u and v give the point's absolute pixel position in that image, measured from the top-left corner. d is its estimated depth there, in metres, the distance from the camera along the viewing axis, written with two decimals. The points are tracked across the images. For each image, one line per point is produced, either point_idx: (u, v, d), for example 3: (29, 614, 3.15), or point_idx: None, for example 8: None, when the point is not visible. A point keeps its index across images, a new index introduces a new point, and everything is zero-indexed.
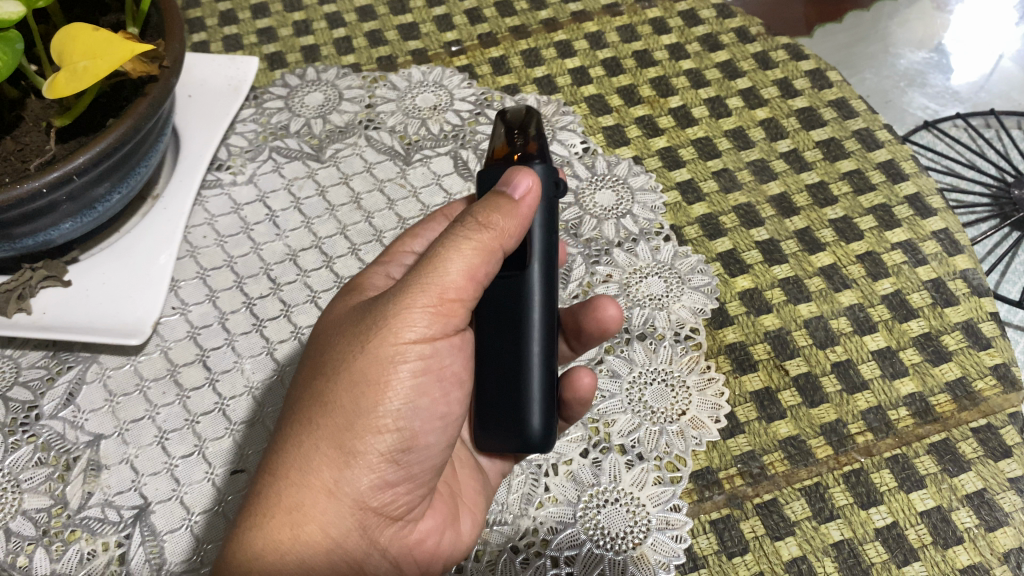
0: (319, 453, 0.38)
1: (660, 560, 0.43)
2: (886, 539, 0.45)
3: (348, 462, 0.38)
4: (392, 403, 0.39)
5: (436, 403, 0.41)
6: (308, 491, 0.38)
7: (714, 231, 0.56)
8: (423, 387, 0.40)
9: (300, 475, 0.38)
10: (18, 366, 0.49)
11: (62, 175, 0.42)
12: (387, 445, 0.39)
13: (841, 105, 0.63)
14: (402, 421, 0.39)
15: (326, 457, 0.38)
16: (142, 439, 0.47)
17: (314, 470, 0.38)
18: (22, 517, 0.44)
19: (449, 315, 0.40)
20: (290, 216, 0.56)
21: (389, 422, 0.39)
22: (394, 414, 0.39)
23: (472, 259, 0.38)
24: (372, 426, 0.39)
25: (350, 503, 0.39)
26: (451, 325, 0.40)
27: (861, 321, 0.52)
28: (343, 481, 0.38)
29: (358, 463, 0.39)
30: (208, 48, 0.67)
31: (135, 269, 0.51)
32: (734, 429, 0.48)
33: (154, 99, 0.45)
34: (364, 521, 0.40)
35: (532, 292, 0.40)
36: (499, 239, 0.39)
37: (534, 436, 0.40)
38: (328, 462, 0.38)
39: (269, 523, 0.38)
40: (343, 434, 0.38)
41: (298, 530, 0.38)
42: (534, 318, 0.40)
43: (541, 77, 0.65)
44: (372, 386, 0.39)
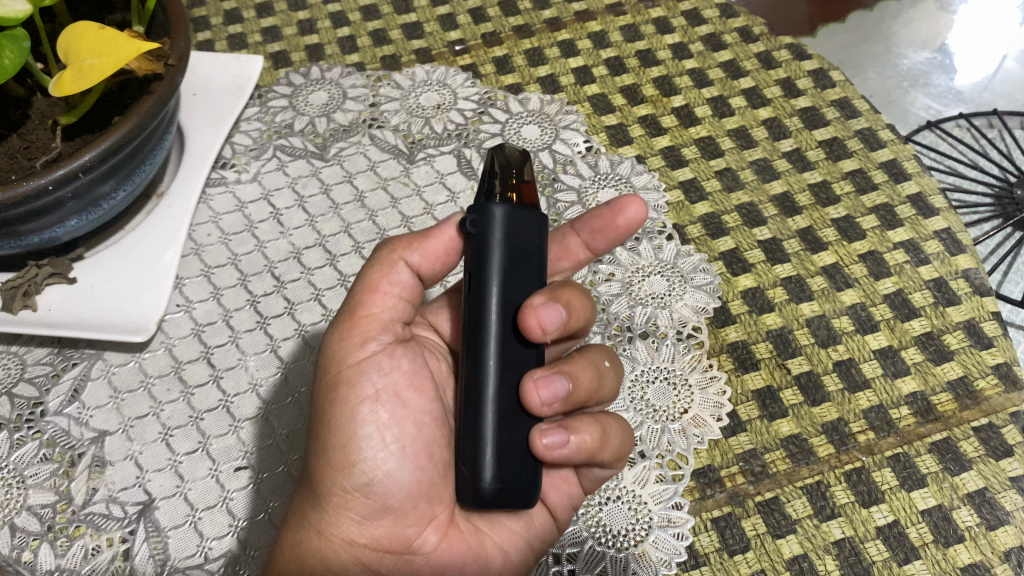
0: (302, 499, 0.41)
1: (663, 557, 0.43)
2: (887, 538, 0.45)
3: (322, 504, 0.40)
4: (337, 440, 0.40)
5: (388, 427, 0.41)
6: (300, 534, 0.40)
7: (716, 230, 0.56)
8: (371, 417, 0.41)
9: (296, 521, 0.41)
10: (24, 363, 0.49)
11: (68, 172, 0.42)
12: (349, 479, 0.40)
13: (844, 104, 0.63)
14: (354, 454, 0.40)
15: (306, 503, 0.41)
16: (147, 435, 0.47)
17: (301, 515, 0.41)
18: (27, 513, 0.44)
19: (368, 334, 0.42)
20: (294, 214, 0.56)
21: (340, 457, 0.40)
22: (343, 449, 0.40)
23: (375, 273, 0.42)
24: (328, 466, 0.40)
25: (338, 541, 0.40)
26: (377, 345, 0.42)
27: (864, 320, 0.52)
28: (326, 522, 0.40)
29: (330, 502, 0.40)
30: (212, 47, 0.68)
31: (140, 266, 0.51)
32: (736, 427, 0.48)
33: (159, 97, 0.45)
34: (360, 555, 0.40)
35: (481, 340, 0.37)
36: (409, 250, 0.42)
37: (486, 492, 0.36)
38: (309, 506, 0.41)
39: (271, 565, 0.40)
40: (310, 480, 0.41)
41: (299, 568, 0.39)
42: (489, 366, 0.37)
43: (545, 77, 0.65)
44: (319, 430, 0.41)
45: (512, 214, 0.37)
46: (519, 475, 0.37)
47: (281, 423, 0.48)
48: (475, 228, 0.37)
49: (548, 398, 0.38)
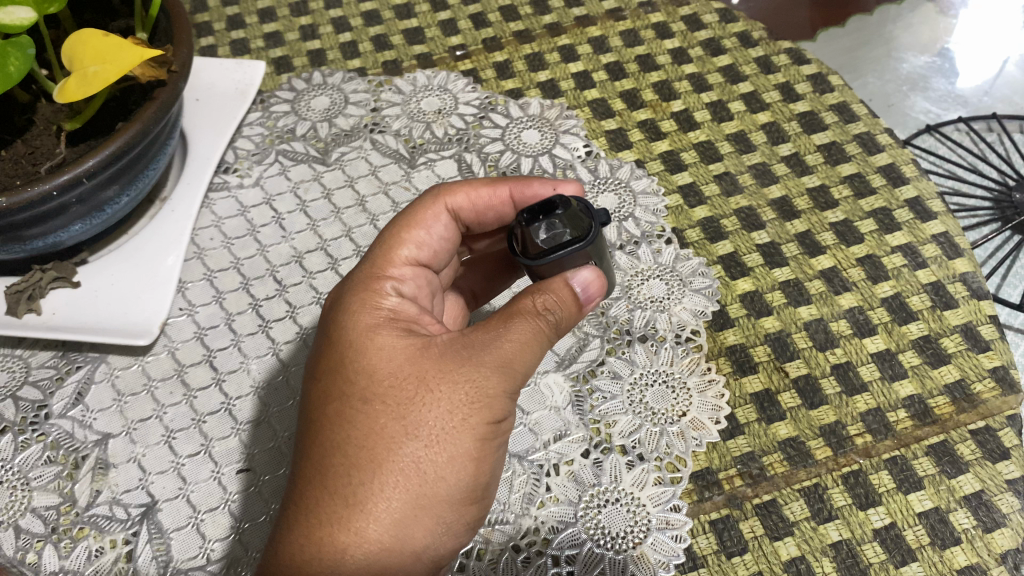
0: (413, 519, 0.37)
1: (661, 560, 0.44)
2: (884, 540, 0.45)
3: (440, 530, 0.38)
4: (481, 475, 0.39)
5: (498, 462, 0.41)
6: (402, 555, 0.37)
7: (715, 234, 0.57)
8: (498, 453, 0.40)
9: (398, 539, 0.37)
10: (28, 366, 0.50)
11: (72, 178, 0.43)
12: (472, 515, 0.39)
13: (843, 108, 0.63)
14: (483, 490, 0.40)
15: (422, 524, 0.37)
16: (150, 438, 0.47)
17: (410, 534, 0.37)
18: (31, 514, 0.45)
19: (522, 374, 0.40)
20: (296, 218, 0.57)
21: (476, 493, 0.39)
22: (481, 484, 0.39)
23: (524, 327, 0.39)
24: (464, 499, 0.38)
25: (432, 567, 0.39)
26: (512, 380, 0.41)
27: (861, 324, 0.53)
28: (434, 548, 0.38)
29: (447, 530, 0.38)
30: (216, 52, 0.68)
31: (143, 270, 0.52)
32: (734, 430, 0.49)
33: (162, 103, 0.46)
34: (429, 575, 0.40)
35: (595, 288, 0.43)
36: (560, 327, 0.40)
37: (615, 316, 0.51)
38: (422, 530, 0.37)
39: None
40: (438, 504, 0.37)
41: None
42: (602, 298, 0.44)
43: (545, 82, 0.65)
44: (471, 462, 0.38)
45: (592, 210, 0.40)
46: None
47: (282, 426, 0.48)
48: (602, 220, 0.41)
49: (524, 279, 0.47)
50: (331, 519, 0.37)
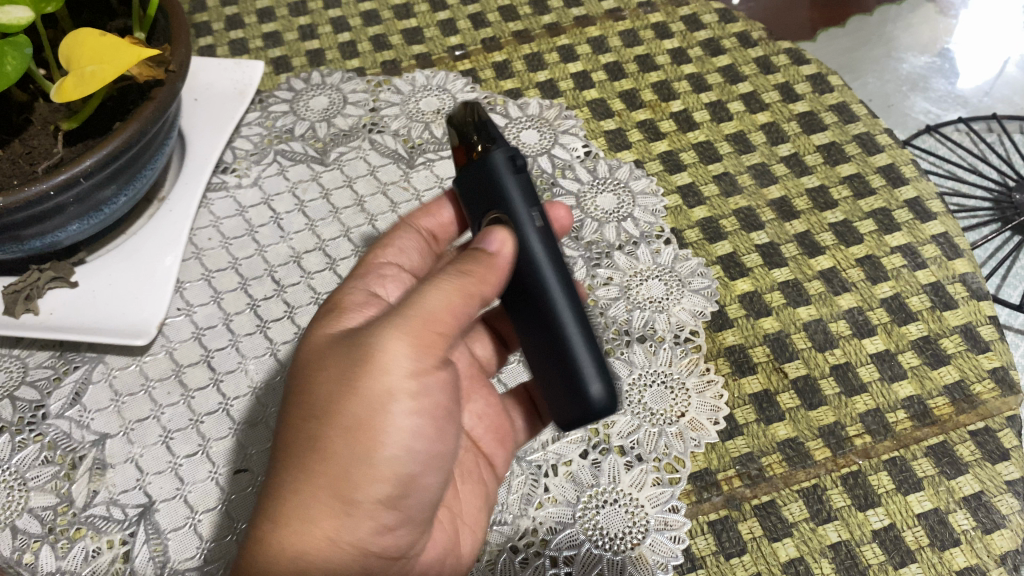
0: (316, 501, 0.37)
1: (660, 561, 0.43)
2: (883, 541, 0.45)
3: (348, 511, 0.37)
4: (388, 449, 0.37)
5: (428, 441, 0.39)
6: (310, 539, 0.36)
7: (714, 234, 0.57)
8: (421, 430, 0.38)
9: (300, 522, 0.36)
10: (26, 367, 0.50)
11: (70, 177, 0.43)
12: (385, 493, 0.38)
13: (842, 109, 0.63)
14: (400, 466, 0.38)
15: (324, 506, 0.37)
16: (147, 438, 0.47)
17: (315, 516, 0.36)
18: (28, 515, 0.45)
19: (436, 346, 0.38)
20: (294, 218, 0.57)
21: (389, 470, 0.38)
22: (393, 459, 0.38)
23: (433, 297, 0.37)
24: (371, 476, 0.37)
25: (352, 551, 0.38)
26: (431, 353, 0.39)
27: (861, 324, 0.52)
28: (345, 529, 0.37)
29: (357, 511, 0.37)
30: (214, 52, 0.68)
31: (141, 270, 0.51)
32: (732, 431, 0.49)
33: (160, 103, 0.46)
34: (367, 564, 0.38)
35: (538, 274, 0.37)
36: (478, 287, 0.38)
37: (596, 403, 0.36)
38: (327, 511, 0.37)
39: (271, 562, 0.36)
40: (341, 484, 0.37)
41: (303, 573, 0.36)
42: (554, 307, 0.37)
43: (544, 82, 0.65)
44: (369, 435, 0.37)
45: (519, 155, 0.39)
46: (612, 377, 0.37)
47: None
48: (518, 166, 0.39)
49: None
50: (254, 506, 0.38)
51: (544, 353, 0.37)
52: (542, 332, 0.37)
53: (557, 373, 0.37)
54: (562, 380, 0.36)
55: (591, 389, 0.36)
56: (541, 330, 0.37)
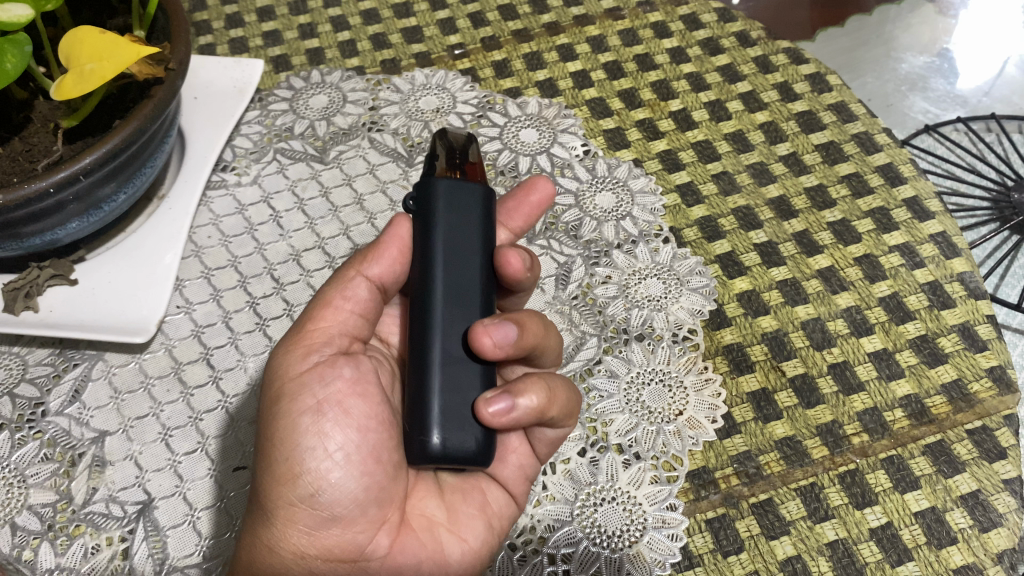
0: (250, 516, 0.40)
1: (657, 558, 0.44)
2: (880, 539, 0.45)
3: (269, 518, 0.39)
4: (284, 452, 0.39)
5: (330, 435, 0.40)
6: (250, 552, 0.39)
7: (713, 233, 0.57)
8: (313, 426, 0.40)
9: (245, 538, 0.40)
10: (25, 364, 0.50)
11: (69, 175, 0.43)
12: (297, 493, 0.39)
13: (841, 108, 0.63)
14: (301, 465, 0.39)
15: (255, 518, 0.40)
16: (146, 436, 0.47)
17: (251, 531, 0.40)
18: (27, 512, 0.45)
19: (313, 344, 0.42)
20: (293, 217, 0.57)
21: (287, 468, 0.39)
22: (290, 460, 0.39)
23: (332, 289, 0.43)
24: (274, 480, 0.39)
25: (289, 556, 0.39)
26: (323, 355, 0.42)
27: (859, 323, 0.53)
28: (273, 536, 0.39)
29: (275, 516, 0.39)
30: (214, 50, 0.68)
31: (141, 268, 0.52)
32: (730, 429, 0.49)
33: (160, 101, 0.46)
34: (313, 568, 0.39)
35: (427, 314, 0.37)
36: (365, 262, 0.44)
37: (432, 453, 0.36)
38: (256, 522, 0.40)
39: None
40: (256, 495, 0.40)
41: None
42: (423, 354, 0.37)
43: (543, 81, 0.65)
44: (266, 444, 0.40)
45: (452, 189, 0.39)
46: (463, 435, 0.36)
47: None
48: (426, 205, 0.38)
49: (501, 340, 0.38)
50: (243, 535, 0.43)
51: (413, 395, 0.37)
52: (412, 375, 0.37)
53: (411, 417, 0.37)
54: (413, 425, 0.37)
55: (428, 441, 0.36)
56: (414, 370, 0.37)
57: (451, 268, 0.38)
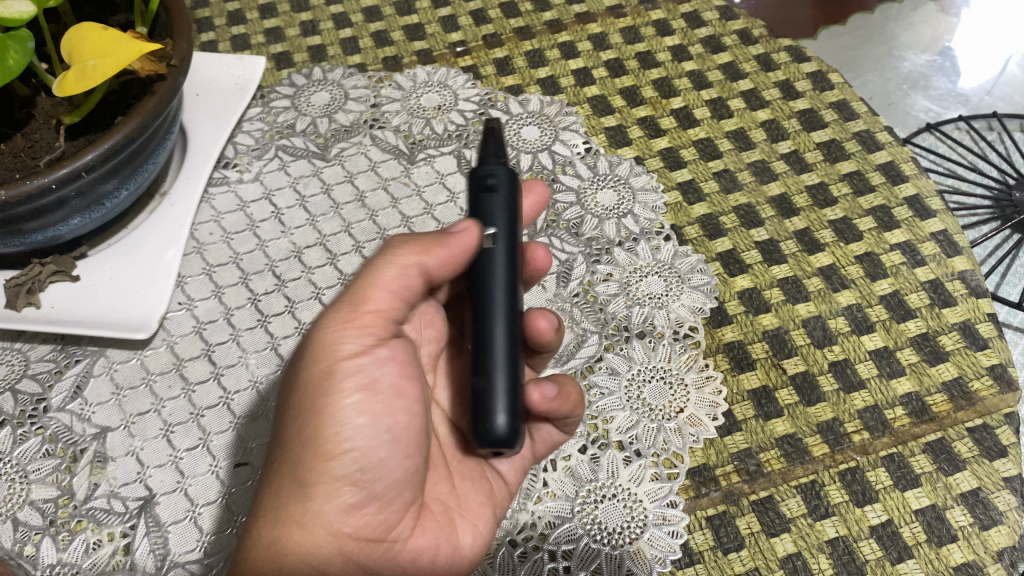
0: (281, 488, 0.40)
1: (658, 555, 0.44)
2: (880, 537, 0.45)
3: (307, 493, 0.39)
4: (332, 428, 0.39)
5: (378, 417, 0.40)
6: (281, 524, 0.39)
7: (714, 231, 0.57)
8: (363, 406, 0.40)
9: (275, 509, 0.39)
10: (27, 360, 0.50)
11: (71, 171, 0.43)
12: (341, 469, 0.39)
13: (843, 107, 0.63)
14: (346, 443, 0.39)
15: (288, 490, 0.39)
16: (148, 432, 0.47)
17: (283, 502, 0.39)
18: (29, 507, 0.45)
19: (367, 327, 0.42)
20: (295, 213, 0.57)
21: (334, 446, 0.39)
22: (337, 437, 0.39)
23: (388, 272, 0.43)
24: (319, 455, 0.39)
25: (322, 531, 0.39)
26: (373, 337, 0.42)
27: (859, 321, 0.53)
28: (310, 511, 0.39)
29: (315, 491, 0.39)
30: (216, 47, 0.68)
31: (143, 265, 0.52)
32: (731, 426, 0.49)
33: (162, 98, 0.46)
34: (344, 546, 0.40)
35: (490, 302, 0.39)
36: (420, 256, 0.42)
37: (498, 434, 0.37)
38: (290, 494, 0.39)
39: (251, 556, 0.38)
40: (294, 468, 0.39)
41: (280, 562, 0.38)
42: (493, 341, 0.38)
43: (544, 78, 0.65)
44: (312, 416, 0.40)
45: (512, 179, 0.41)
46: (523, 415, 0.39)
47: None
48: (492, 185, 0.41)
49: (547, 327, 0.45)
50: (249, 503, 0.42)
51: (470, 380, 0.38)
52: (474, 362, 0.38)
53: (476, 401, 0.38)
54: (479, 408, 0.38)
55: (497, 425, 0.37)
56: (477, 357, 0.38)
57: (512, 262, 0.40)
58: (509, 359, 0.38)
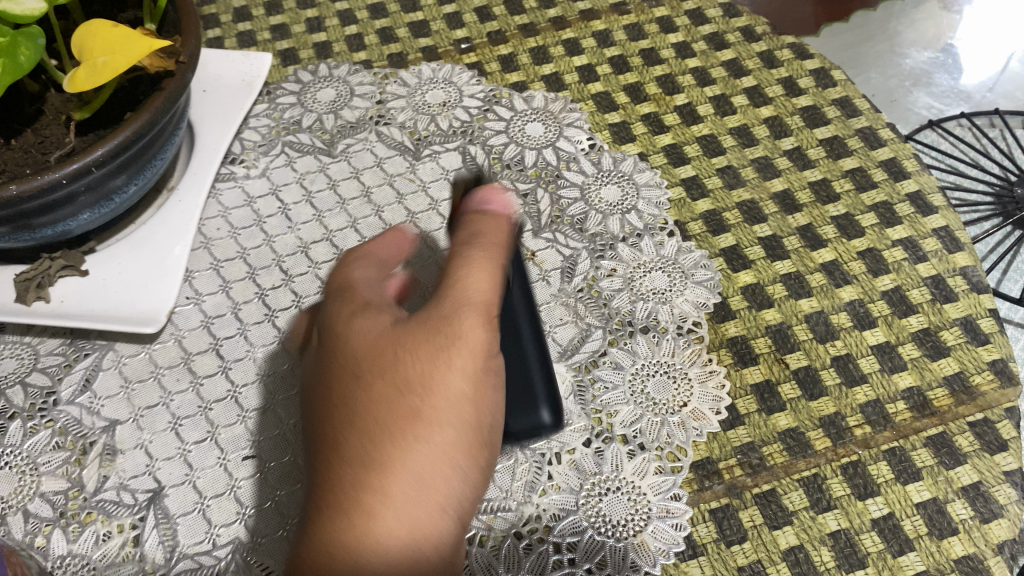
0: (433, 471, 0.38)
1: (661, 547, 0.44)
2: (882, 529, 0.46)
3: (459, 474, 0.39)
4: (482, 409, 0.39)
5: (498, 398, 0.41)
6: (430, 509, 0.38)
7: (717, 226, 0.57)
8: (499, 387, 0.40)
9: (418, 493, 0.37)
10: (37, 353, 0.51)
11: (82, 166, 0.43)
12: (486, 451, 0.40)
13: (845, 103, 0.64)
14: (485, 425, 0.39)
15: (442, 472, 0.38)
16: (157, 425, 0.48)
17: (431, 488, 0.38)
18: (40, 499, 0.46)
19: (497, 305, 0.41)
20: (301, 209, 0.57)
21: (484, 428, 0.39)
22: (485, 419, 0.39)
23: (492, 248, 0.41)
24: (474, 440, 0.39)
25: (458, 514, 0.39)
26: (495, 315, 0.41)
27: (862, 316, 0.53)
28: (454, 495, 0.39)
29: (466, 474, 0.39)
30: (222, 44, 0.69)
31: (151, 260, 0.52)
32: (734, 421, 0.49)
33: (170, 94, 0.46)
34: (464, 526, 0.40)
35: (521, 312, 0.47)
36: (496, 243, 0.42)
37: (547, 426, 0.45)
38: (443, 477, 0.38)
39: (388, 544, 0.37)
40: (452, 449, 0.38)
41: (422, 547, 0.38)
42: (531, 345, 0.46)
43: (549, 75, 0.66)
44: (471, 397, 0.38)
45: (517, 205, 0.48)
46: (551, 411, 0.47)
47: (287, 413, 0.48)
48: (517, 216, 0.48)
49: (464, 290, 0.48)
50: (337, 485, 0.38)
51: (517, 372, 0.45)
52: (518, 355, 0.45)
53: (523, 392, 0.45)
54: (529, 398, 0.45)
55: (539, 414, 0.44)
56: (523, 350, 0.46)
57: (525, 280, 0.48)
58: (542, 361, 0.46)
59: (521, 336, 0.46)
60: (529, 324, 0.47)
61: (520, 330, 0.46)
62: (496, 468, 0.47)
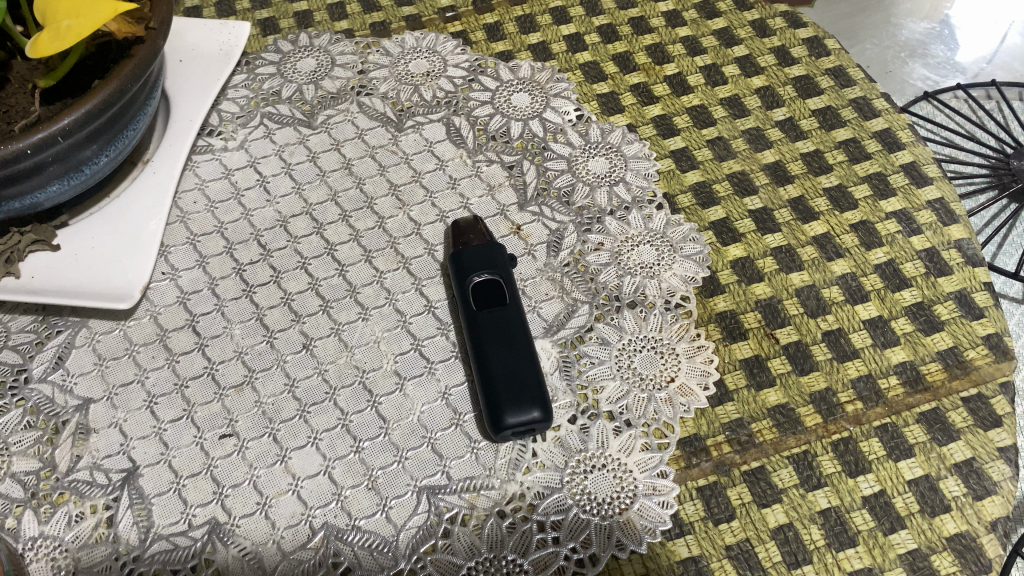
0: None
1: (648, 526, 0.43)
2: (873, 507, 0.45)
3: None
4: None
5: None
6: None
7: (707, 199, 0.56)
8: None
9: None
10: (8, 330, 0.49)
11: (47, 136, 0.42)
12: None
13: (838, 73, 0.62)
14: None
15: None
16: (131, 403, 0.47)
17: None
18: (11, 480, 0.44)
19: None
20: (280, 182, 0.56)
21: None
22: None
23: None
24: None
25: None
26: None
27: (854, 290, 0.52)
28: None
29: None
30: (201, 13, 0.67)
31: (124, 233, 0.50)
32: (722, 396, 0.48)
33: (141, 61, 0.45)
34: None
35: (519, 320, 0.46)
36: None
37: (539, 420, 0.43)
38: None
39: None
40: None
41: None
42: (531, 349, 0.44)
43: (536, 44, 0.64)
44: None
45: None
46: None
47: (267, 391, 0.47)
48: None
49: None
50: None
51: (511, 371, 0.43)
52: (513, 355, 0.43)
53: (520, 388, 0.43)
54: (525, 394, 0.43)
55: (534, 412, 0.42)
56: (519, 350, 0.44)
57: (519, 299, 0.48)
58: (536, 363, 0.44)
59: (516, 337, 0.44)
60: (523, 325, 0.45)
61: (517, 331, 0.44)
62: (479, 446, 0.45)
